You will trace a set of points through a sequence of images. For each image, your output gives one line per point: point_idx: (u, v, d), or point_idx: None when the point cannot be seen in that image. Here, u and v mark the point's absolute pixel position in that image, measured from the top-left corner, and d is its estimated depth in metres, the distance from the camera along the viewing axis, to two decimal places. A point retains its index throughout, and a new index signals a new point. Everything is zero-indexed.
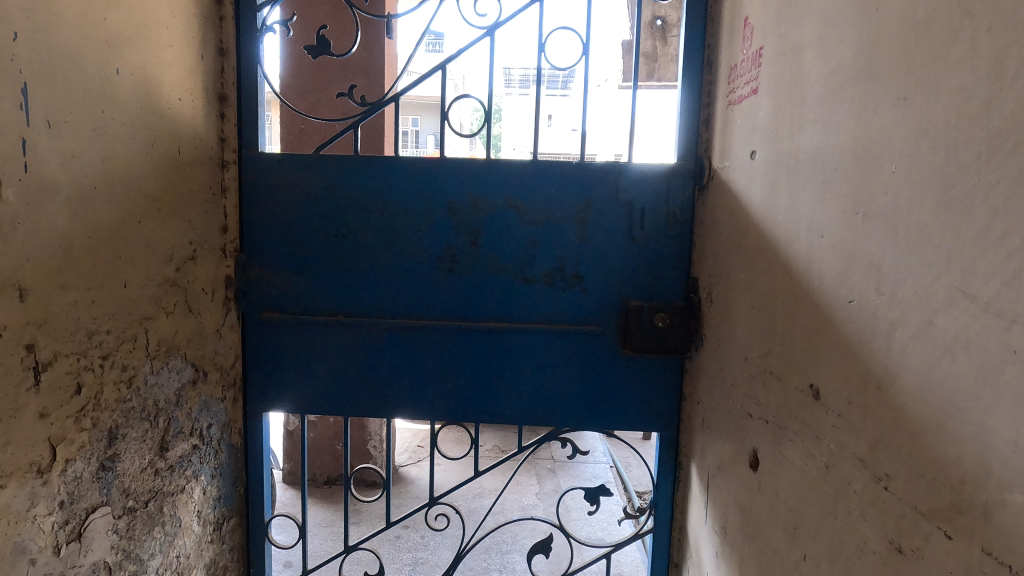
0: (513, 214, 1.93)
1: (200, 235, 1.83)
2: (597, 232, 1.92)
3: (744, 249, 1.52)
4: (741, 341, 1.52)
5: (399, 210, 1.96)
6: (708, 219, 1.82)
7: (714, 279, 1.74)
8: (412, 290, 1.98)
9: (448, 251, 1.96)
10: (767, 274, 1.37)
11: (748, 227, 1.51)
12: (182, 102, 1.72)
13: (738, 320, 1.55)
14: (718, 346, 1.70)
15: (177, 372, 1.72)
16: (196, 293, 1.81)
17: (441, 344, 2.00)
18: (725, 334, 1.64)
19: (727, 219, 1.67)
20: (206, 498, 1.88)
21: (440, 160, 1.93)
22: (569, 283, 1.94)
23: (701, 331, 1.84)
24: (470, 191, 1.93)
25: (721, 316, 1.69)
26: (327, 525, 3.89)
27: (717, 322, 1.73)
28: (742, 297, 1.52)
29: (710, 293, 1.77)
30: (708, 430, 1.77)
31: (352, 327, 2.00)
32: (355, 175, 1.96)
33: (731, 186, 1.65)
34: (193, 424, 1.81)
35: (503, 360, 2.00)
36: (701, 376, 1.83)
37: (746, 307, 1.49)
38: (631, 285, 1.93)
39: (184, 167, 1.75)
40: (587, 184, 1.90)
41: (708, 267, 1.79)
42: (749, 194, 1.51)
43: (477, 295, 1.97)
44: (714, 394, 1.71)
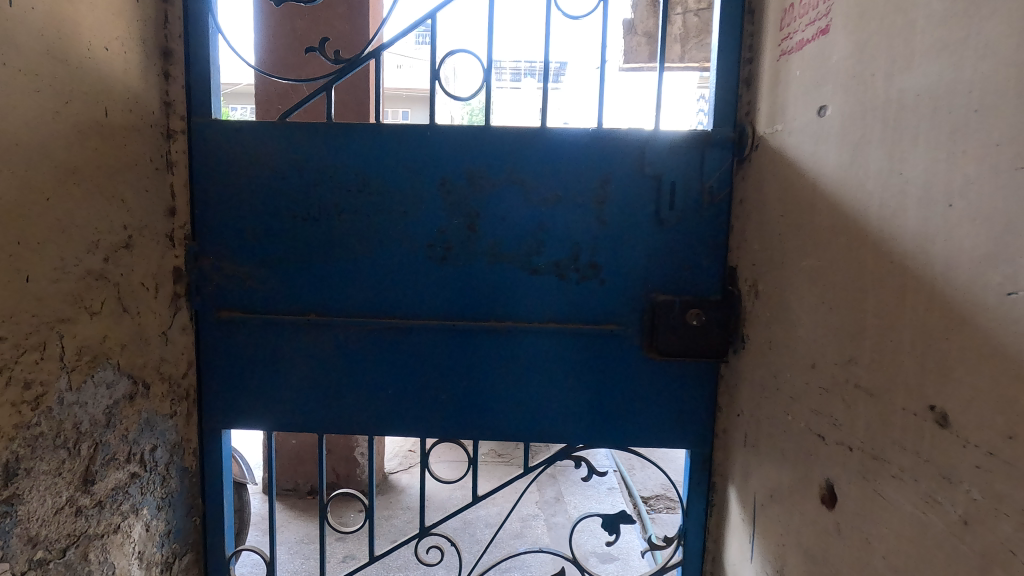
0: (517, 193, 1.62)
1: (137, 219, 1.50)
2: (618, 214, 1.61)
3: (809, 230, 1.22)
4: (806, 345, 1.22)
5: (380, 188, 1.64)
6: (751, 195, 1.52)
7: (762, 268, 1.44)
8: (396, 284, 1.67)
9: (439, 237, 1.64)
10: (849, 261, 1.07)
11: (814, 202, 1.21)
12: (109, 53, 1.39)
13: (800, 318, 1.25)
14: (768, 350, 1.40)
15: (107, 386, 1.40)
16: (132, 289, 1.48)
17: (432, 348, 1.69)
18: (781, 335, 1.34)
19: (780, 193, 1.37)
20: (149, 536, 1.57)
21: (429, 128, 1.61)
22: (584, 275, 1.63)
23: (744, 331, 1.54)
24: (465, 165, 1.62)
25: (772, 313, 1.39)
26: (310, 541, 3.58)
27: (765, 320, 1.43)
28: (808, 291, 1.22)
29: (757, 286, 1.47)
30: (755, 450, 1.47)
31: (326, 329, 1.69)
32: (328, 146, 1.64)
33: (785, 155, 1.35)
34: (130, 448, 1.49)
35: (506, 366, 1.69)
36: (744, 385, 1.53)
37: (813, 302, 1.19)
38: (658, 277, 1.63)
39: (115, 134, 1.42)
40: (605, 156, 1.59)
41: (754, 251, 1.49)
42: (816, 161, 1.21)
43: (474, 290, 1.66)
44: (765, 408, 1.41)
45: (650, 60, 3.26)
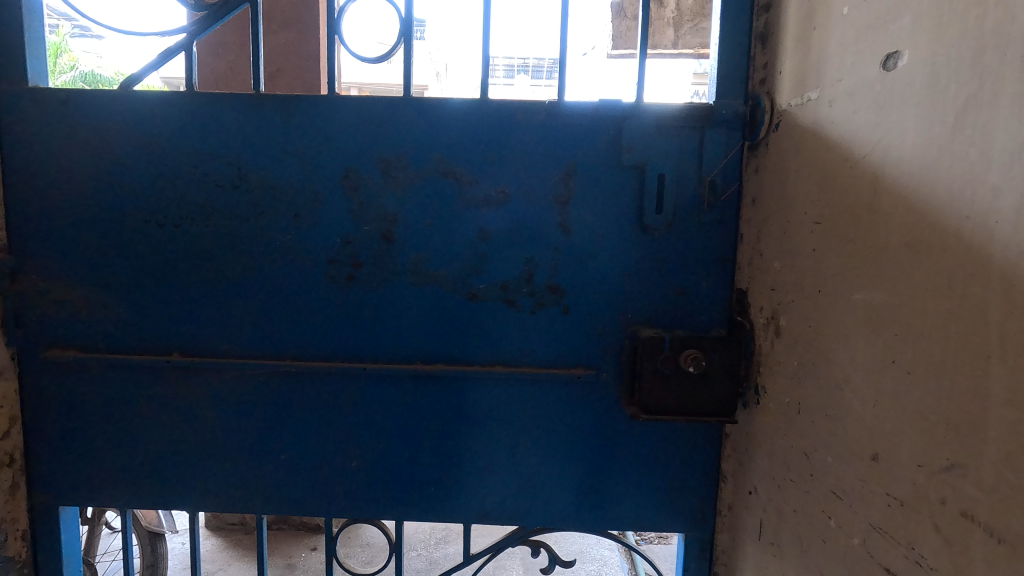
0: (449, 190, 1.18)
1: None
2: (587, 219, 1.17)
3: (869, 248, 0.80)
4: (862, 423, 0.80)
5: (262, 183, 1.20)
6: (769, 193, 1.09)
7: (790, 298, 1.02)
8: (288, 315, 1.23)
9: (344, 249, 1.20)
10: (952, 303, 0.64)
11: (879, 205, 0.78)
12: None
13: (852, 381, 0.83)
14: (799, 414, 0.98)
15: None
16: None
17: (338, 399, 1.25)
18: (817, 398, 0.92)
19: (814, 190, 0.95)
20: None
21: (327, 100, 1.18)
22: (541, 302, 1.20)
23: (761, 379, 1.12)
24: (377, 150, 1.18)
25: (803, 363, 0.97)
26: None
27: (791, 368, 1.02)
28: (867, 342, 0.80)
29: (782, 320, 1.05)
30: (775, 553, 1.04)
31: (194, 375, 1.25)
32: (190, 126, 1.20)
33: (824, 134, 0.93)
34: None
35: (436, 424, 1.25)
36: (761, 456, 1.11)
37: (877, 359, 0.77)
38: (641, 304, 1.19)
39: None
40: (570, 138, 1.16)
41: (775, 271, 1.07)
42: (880, 142, 0.78)
43: (393, 322, 1.22)
44: (790, 497, 0.99)
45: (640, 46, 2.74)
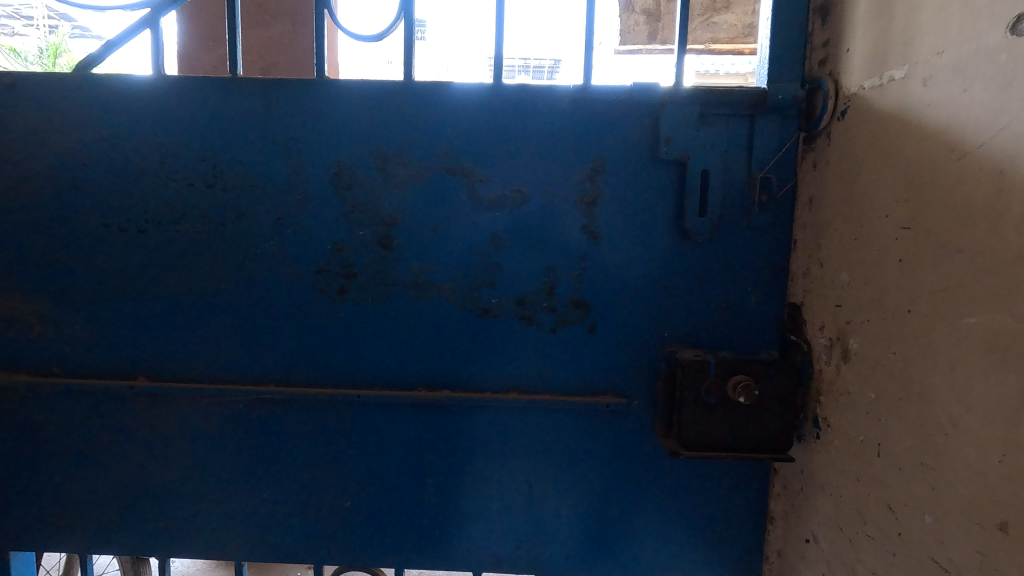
0: (456, 189, 1.02)
1: None
2: (618, 223, 1.01)
3: (992, 259, 0.63)
4: (978, 479, 0.64)
5: (240, 182, 1.04)
6: (832, 192, 0.93)
7: (864, 317, 0.86)
8: (270, 333, 1.06)
9: (335, 258, 1.04)
10: None
11: (1007, 205, 0.61)
12: None
13: (966, 425, 0.66)
14: (878, 457, 0.82)
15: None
16: None
17: (329, 430, 1.09)
18: (909, 441, 0.76)
19: (900, 189, 0.79)
20: None
21: (315, 84, 1.02)
22: (563, 318, 1.04)
23: (821, 410, 0.96)
24: (372, 143, 1.02)
25: (883, 395, 0.81)
26: None
27: (864, 400, 0.86)
28: (986, 379, 0.64)
29: (851, 342, 0.89)
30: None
31: (163, 402, 1.08)
32: (155, 116, 1.03)
33: (915, 119, 0.76)
34: None
35: (442, 458, 1.09)
36: (823, 500, 0.95)
37: (1008, 402, 0.61)
38: (679, 322, 1.03)
39: None
40: (597, 129, 1.00)
41: (842, 283, 0.91)
42: (1008, 125, 0.62)
43: (392, 342, 1.06)
44: (867, 554, 0.83)
45: (649, 40, 2.55)
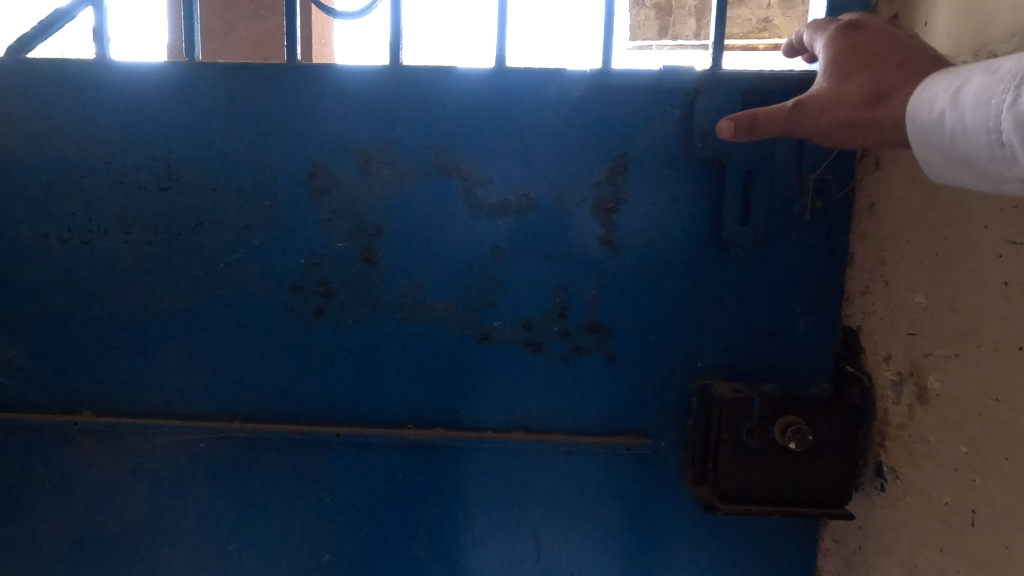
0: (451, 193, 0.86)
1: None
2: (644, 233, 0.85)
3: None
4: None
5: (198, 185, 0.88)
6: (904, 195, 0.76)
7: (952, 351, 0.69)
8: (235, 361, 0.91)
9: (309, 274, 0.89)
10: None
11: None
12: None
13: None
14: (973, 527, 0.66)
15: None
16: None
17: (304, 473, 0.94)
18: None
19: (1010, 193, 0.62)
20: None
21: (284, 69, 0.86)
22: (577, 345, 0.88)
23: (888, 458, 0.79)
24: (353, 139, 0.86)
25: (981, 452, 0.65)
26: None
27: (949, 453, 0.69)
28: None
29: (931, 381, 0.72)
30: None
31: (114, 440, 0.93)
32: (100, 107, 0.88)
33: None
34: None
35: (437, 507, 0.94)
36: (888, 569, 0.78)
37: None
38: (715, 349, 0.87)
39: None
40: (619, 122, 0.84)
41: (918, 307, 0.74)
42: None
43: (376, 372, 0.90)
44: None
45: (661, 36, 2.38)
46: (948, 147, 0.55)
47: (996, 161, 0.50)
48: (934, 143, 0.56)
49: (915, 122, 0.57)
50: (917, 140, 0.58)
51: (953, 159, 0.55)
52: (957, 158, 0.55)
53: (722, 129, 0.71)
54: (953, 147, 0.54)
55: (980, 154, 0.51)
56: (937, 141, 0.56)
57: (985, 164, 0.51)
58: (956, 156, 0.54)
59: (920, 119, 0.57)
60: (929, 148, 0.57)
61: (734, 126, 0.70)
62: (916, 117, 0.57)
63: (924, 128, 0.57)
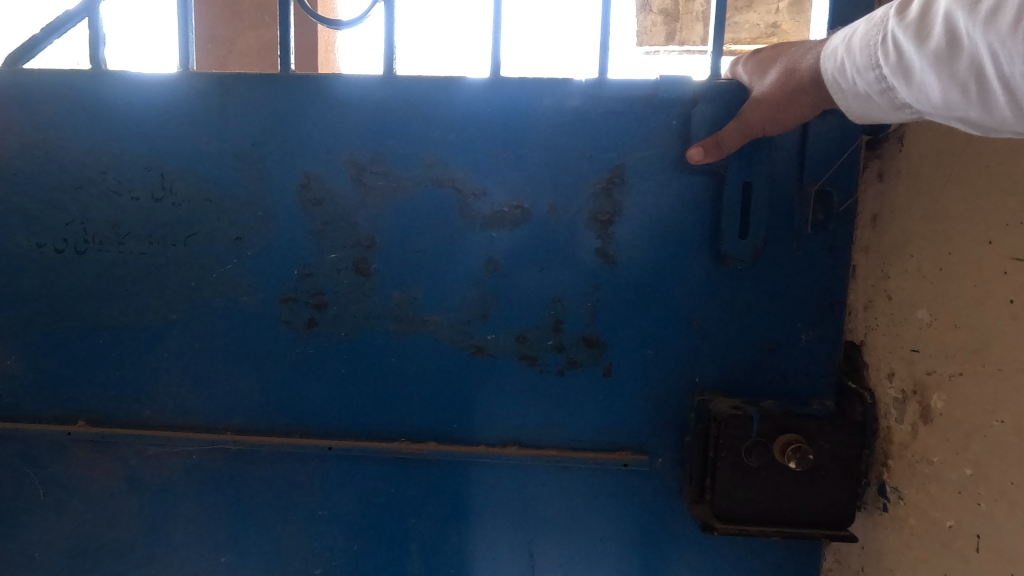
0: (445, 204, 0.85)
1: None
2: (640, 245, 0.84)
3: None
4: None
5: (192, 195, 0.88)
6: (906, 207, 0.74)
7: (957, 369, 0.67)
8: (228, 372, 0.90)
9: (302, 285, 0.88)
10: None
11: None
12: None
13: None
14: (977, 552, 0.63)
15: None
16: None
17: (297, 486, 0.93)
18: None
19: (1015, 209, 0.60)
20: None
21: (276, 79, 0.85)
22: (571, 358, 0.86)
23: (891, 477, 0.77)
24: (345, 149, 0.86)
25: (988, 474, 0.63)
26: None
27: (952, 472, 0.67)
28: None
29: (935, 400, 0.70)
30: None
31: (109, 450, 0.93)
32: (95, 118, 0.88)
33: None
34: None
35: (430, 521, 0.92)
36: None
37: None
38: (713, 364, 0.85)
39: None
40: (615, 132, 0.82)
41: (923, 323, 0.71)
42: None
43: (368, 385, 0.89)
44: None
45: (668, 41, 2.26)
46: (852, 89, 0.62)
47: (886, 93, 0.58)
48: (843, 90, 0.62)
49: (826, 73, 0.64)
50: (832, 92, 0.64)
51: (857, 103, 0.62)
52: (861, 103, 0.62)
53: (693, 152, 0.78)
54: (856, 87, 0.61)
55: (872, 90, 0.59)
56: (844, 87, 0.62)
57: (878, 99, 0.60)
58: (857, 99, 0.62)
59: (829, 71, 0.63)
60: (842, 96, 0.63)
61: (703, 148, 0.77)
62: (826, 70, 0.63)
63: (833, 78, 0.63)
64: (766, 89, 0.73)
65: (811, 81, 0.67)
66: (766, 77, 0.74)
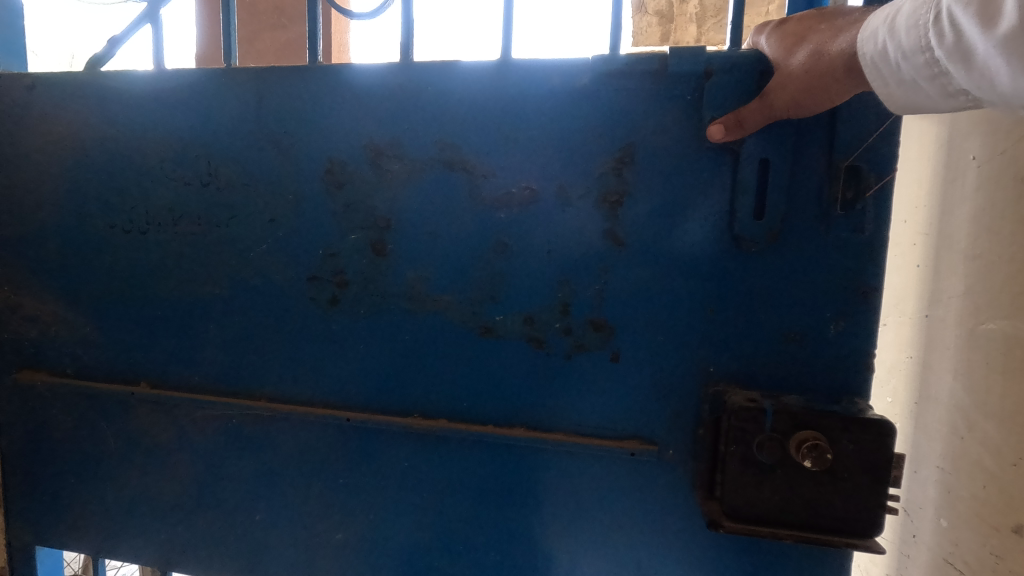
0: (456, 185, 0.87)
1: None
2: (651, 227, 0.80)
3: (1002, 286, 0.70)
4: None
5: (233, 181, 0.96)
6: (927, 182, 0.87)
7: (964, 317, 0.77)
8: (262, 344, 0.98)
9: (326, 264, 0.93)
10: None
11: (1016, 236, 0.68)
12: None
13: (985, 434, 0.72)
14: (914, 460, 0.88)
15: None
16: None
17: (320, 453, 0.98)
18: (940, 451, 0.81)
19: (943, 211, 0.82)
20: None
21: (302, 70, 0.91)
22: (579, 342, 0.85)
23: (920, 416, 0.86)
24: (364, 134, 0.90)
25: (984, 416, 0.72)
26: None
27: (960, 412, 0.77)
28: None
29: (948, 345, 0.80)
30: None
31: (164, 411, 1.04)
32: (155, 113, 0.98)
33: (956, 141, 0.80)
34: None
35: (440, 496, 0.95)
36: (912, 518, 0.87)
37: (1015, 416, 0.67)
38: (729, 353, 0.80)
39: None
40: (626, 110, 0.80)
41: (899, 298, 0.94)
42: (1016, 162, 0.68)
43: (384, 362, 0.93)
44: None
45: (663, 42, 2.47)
46: (894, 76, 0.59)
47: (937, 78, 0.56)
48: (884, 77, 0.59)
49: (863, 58, 0.60)
50: (871, 78, 0.60)
51: (900, 92, 0.60)
52: (905, 91, 0.59)
53: (714, 130, 0.73)
54: (900, 73, 0.58)
55: (919, 76, 0.57)
56: (885, 73, 0.59)
57: (926, 85, 0.58)
58: (901, 86, 0.59)
59: (868, 55, 0.60)
60: (882, 84, 0.60)
61: (723, 126, 0.73)
62: (864, 54, 0.60)
63: (872, 63, 0.60)
64: (793, 70, 0.68)
65: (842, 67, 0.63)
66: (792, 54, 0.68)
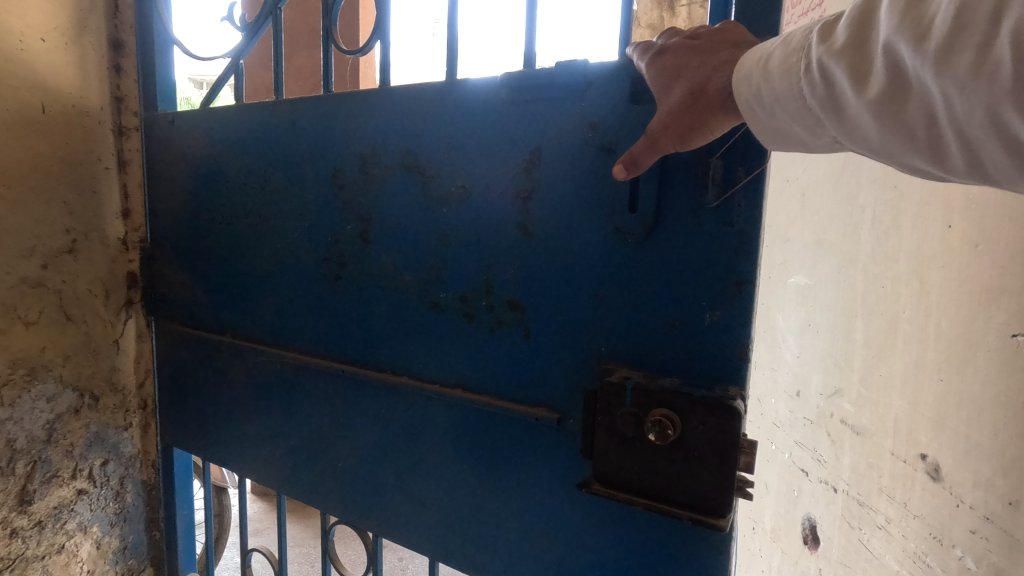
0: (414, 184, 1.06)
1: (87, 223, 1.46)
2: (553, 220, 0.91)
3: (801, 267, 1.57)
4: (847, 404, 1.28)
5: (278, 185, 1.27)
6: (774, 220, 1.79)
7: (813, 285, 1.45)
8: (294, 308, 1.28)
9: (333, 248, 1.19)
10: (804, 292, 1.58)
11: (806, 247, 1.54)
12: (47, 47, 1.34)
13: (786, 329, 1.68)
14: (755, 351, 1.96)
15: (46, 400, 1.39)
16: (79, 294, 1.45)
17: (329, 396, 1.25)
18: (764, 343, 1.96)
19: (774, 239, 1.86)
20: (103, 553, 1.54)
21: (319, 99, 1.19)
22: (500, 319, 0.99)
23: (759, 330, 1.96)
24: (358, 147, 1.14)
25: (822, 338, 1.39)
26: (295, 546, 3.32)
27: (831, 339, 1.37)
28: (889, 368, 1.13)
29: (846, 301, 1.27)
30: (815, 504, 1.45)
31: (237, 355, 1.40)
32: (234, 136, 1.34)
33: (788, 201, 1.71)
34: (77, 464, 1.47)
35: (405, 439, 1.15)
36: (806, 402, 1.48)
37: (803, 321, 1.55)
38: (618, 334, 0.88)
39: (54, 131, 1.37)
40: (534, 119, 0.92)
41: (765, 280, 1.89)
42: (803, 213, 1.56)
43: (369, 327, 1.16)
44: (821, 441, 1.40)
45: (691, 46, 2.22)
46: (768, 116, 0.63)
47: (807, 123, 0.62)
48: (759, 117, 0.64)
49: (741, 98, 0.65)
50: (746, 114, 0.65)
51: (774, 131, 0.65)
52: (777, 129, 0.64)
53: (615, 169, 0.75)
54: (774, 115, 0.63)
55: (792, 118, 0.62)
56: (759, 114, 0.64)
57: (797, 128, 0.63)
58: (775, 126, 0.64)
59: (744, 96, 0.64)
60: (756, 122, 0.65)
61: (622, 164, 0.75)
62: (740, 94, 0.65)
63: (747, 103, 0.64)
64: (670, 108, 0.69)
65: (719, 103, 0.67)
66: (667, 90, 0.70)
